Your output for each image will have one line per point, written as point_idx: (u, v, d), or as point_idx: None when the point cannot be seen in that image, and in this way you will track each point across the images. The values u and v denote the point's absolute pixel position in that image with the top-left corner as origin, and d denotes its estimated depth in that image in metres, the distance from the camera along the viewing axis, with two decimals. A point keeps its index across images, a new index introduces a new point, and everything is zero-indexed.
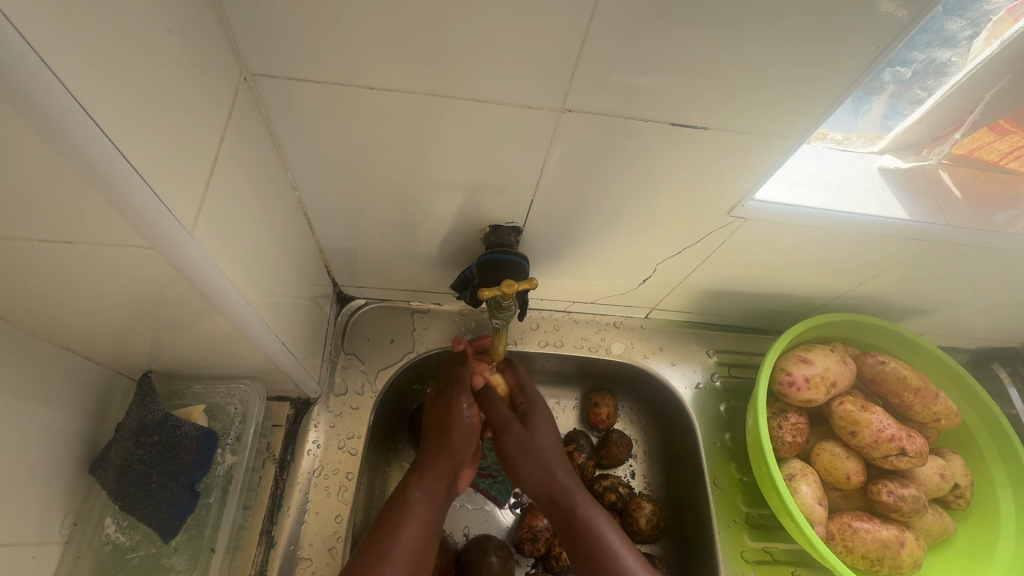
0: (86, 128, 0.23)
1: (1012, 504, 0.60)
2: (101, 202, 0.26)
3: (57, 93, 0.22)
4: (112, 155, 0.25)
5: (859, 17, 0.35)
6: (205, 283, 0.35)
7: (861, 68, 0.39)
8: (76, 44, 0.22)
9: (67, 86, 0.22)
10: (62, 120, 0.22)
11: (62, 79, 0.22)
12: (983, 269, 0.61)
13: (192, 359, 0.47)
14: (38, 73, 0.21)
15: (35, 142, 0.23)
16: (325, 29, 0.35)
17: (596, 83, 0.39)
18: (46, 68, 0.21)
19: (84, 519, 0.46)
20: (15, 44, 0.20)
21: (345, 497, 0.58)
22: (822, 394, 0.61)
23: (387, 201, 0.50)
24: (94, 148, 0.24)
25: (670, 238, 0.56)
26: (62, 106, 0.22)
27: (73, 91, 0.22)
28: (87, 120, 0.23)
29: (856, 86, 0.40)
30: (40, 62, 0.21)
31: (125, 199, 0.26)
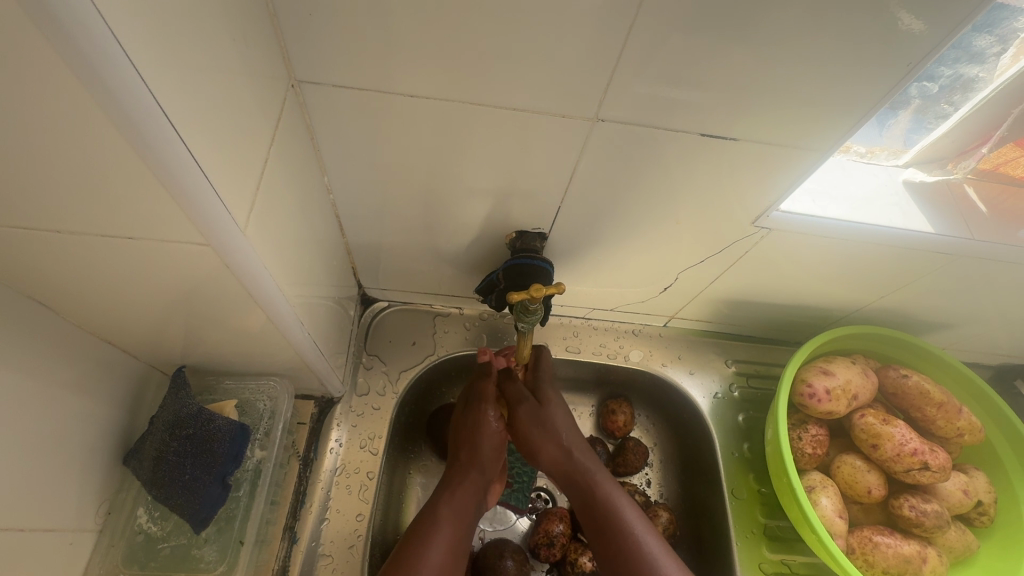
0: (163, 126, 0.25)
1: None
2: (166, 198, 0.28)
3: (141, 93, 0.23)
4: (181, 155, 0.26)
5: (891, 35, 0.36)
6: (250, 280, 0.36)
7: (893, 82, 0.39)
8: (157, 55, 0.24)
9: (150, 89, 0.23)
10: (142, 121, 0.24)
11: (146, 81, 0.23)
12: (1009, 285, 0.60)
13: (225, 355, 0.48)
14: (125, 73, 0.22)
15: (113, 138, 0.24)
16: (370, 40, 0.36)
17: (629, 95, 0.40)
18: (134, 70, 0.22)
19: (118, 508, 0.47)
20: (110, 46, 0.21)
21: (366, 496, 0.59)
22: (843, 405, 0.61)
23: (417, 205, 0.52)
24: (167, 147, 0.25)
25: (692, 248, 0.57)
26: (143, 109, 0.23)
27: (154, 91, 0.24)
28: (163, 119, 0.25)
29: (884, 101, 0.41)
30: (130, 62, 0.22)
31: (188, 196, 0.28)
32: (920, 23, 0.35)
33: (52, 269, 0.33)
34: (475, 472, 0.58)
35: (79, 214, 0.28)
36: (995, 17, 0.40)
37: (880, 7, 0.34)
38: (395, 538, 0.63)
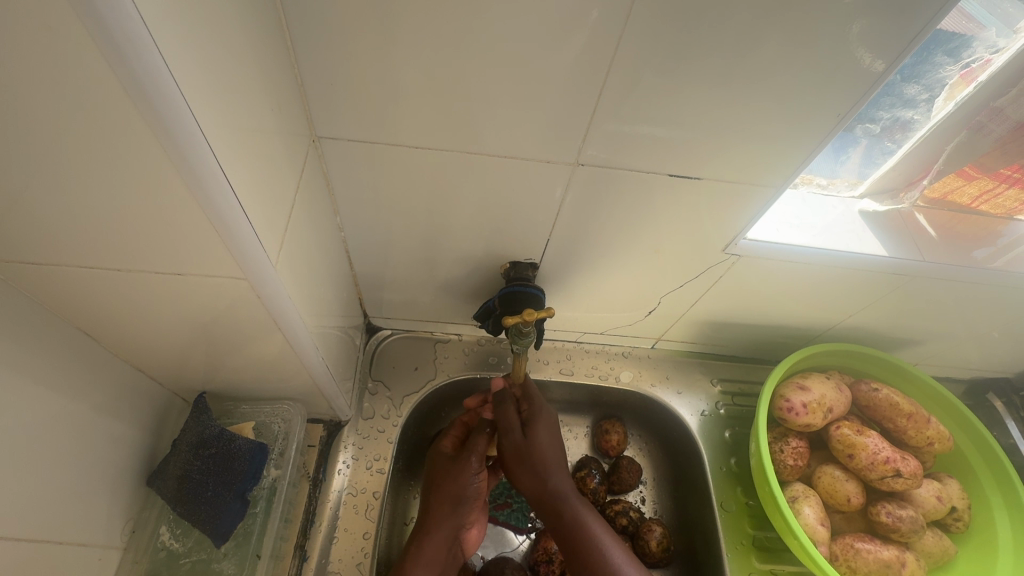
0: (219, 183, 0.30)
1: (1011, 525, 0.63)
2: (217, 241, 0.33)
3: (212, 166, 0.29)
4: (236, 213, 0.32)
5: (833, 83, 0.41)
6: (276, 309, 0.41)
7: (828, 127, 0.45)
8: (218, 127, 0.30)
9: (218, 162, 0.30)
10: (210, 188, 0.30)
11: (216, 156, 0.29)
12: (967, 302, 0.66)
13: (245, 380, 0.52)
14: (199, 145, 0.28)
15: (181, 195, 0.30)
16: (381, 99, 0.42)
17: (606, 140, 0.45)
18: (210, 150, 0.29)
19: (141, 527, 0.50)
20: (184, 114, 0.26)
21: (372, 515, 0.62)
22: (820, 418, 0.65)
23: (421, 241, 0.57)
24: (226, 206, 0.31)
25: (673, 276, 0.62)
26: (213, 180, 0.29)
27: (215, 153, 0.29)
28: (222, 180, 0.30)
29: (828, 142, 0.46)
30: (202, 135, 0.28)
31: (237, 242, 0.33)
32: (867, 61, 0.40)
33: (105, 302, 0.38)
34: (447, 521, 0.61)
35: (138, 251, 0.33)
36: (918, 70, 0.47)
37: (816, 68, 0.40)
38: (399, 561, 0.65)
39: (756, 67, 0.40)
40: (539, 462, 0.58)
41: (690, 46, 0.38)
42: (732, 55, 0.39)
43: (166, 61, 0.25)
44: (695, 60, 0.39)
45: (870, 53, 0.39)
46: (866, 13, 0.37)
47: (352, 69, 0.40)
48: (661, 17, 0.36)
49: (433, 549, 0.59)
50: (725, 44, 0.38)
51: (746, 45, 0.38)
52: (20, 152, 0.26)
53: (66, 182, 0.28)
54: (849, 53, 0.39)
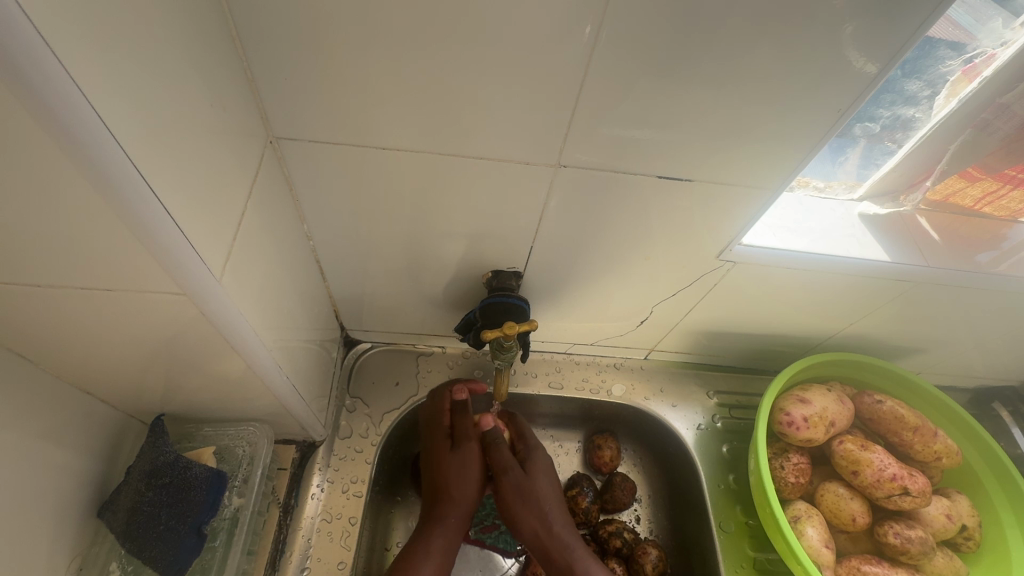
0: (149, 201, 0.27)
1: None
2: (153, 262, 0.30)
3: (138, 184, 0.26)
4: (172, 232, 0.29)
5: (834, 74, 0.38)
6: (227, 329, 0.37)
7: (825, 127, 0.42)
8: (142, 134, 0.26)
9: (146, 179, 0.27)
10: (139, 209, 0.27)
11: (143, 172, 0.26)
12: (972, 309, 0.63)
13: (205, 401, 0.49)
14: (118, 163, 0.25)
15: (104, 212, 0.26)
16: (343, 98, 0.39)
17: (590, 141, 0.42)
18: (134, 167, 0.26)
19: (92, 563, 0.46)
20: (81, 107, 0.23)
21: (348, 543, 0.58)
22: (822, 433, 0.62)
23: (396, 251, 0.53)
24: (158, 225, 0.28)
25: (666, 286, 0.58)
26: (142, 200, 0.27)
27: (142, 171, 0.26)
28: (152, 198, 0.27)
29: (823, 142, 0.43)
30: (123, 151, 0.25)
31: (177, 263, 0.30)
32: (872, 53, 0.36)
33: (35, 323, 0.35)
34: (458, 505, 0.59)
35: (57, 268, 0.30)
36: (920, 65, 0.44)
37: (816, 59, 0.36)
38: None
39: (749, 61, 0.36)
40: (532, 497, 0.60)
41: (677, 37, 0.35)
42: (725, 47, 0.36)
43: (67, 68, 0.22)
44: (684, 52, 0.36)
45: (871, 47, 0.36)
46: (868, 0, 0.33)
47: (307, 64, 0.36)
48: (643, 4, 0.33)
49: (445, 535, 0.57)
50: (715, 33, 0.35)
51: (740, 35, 0.35)
52: None
53: None
54: (850, 44, 0.36)
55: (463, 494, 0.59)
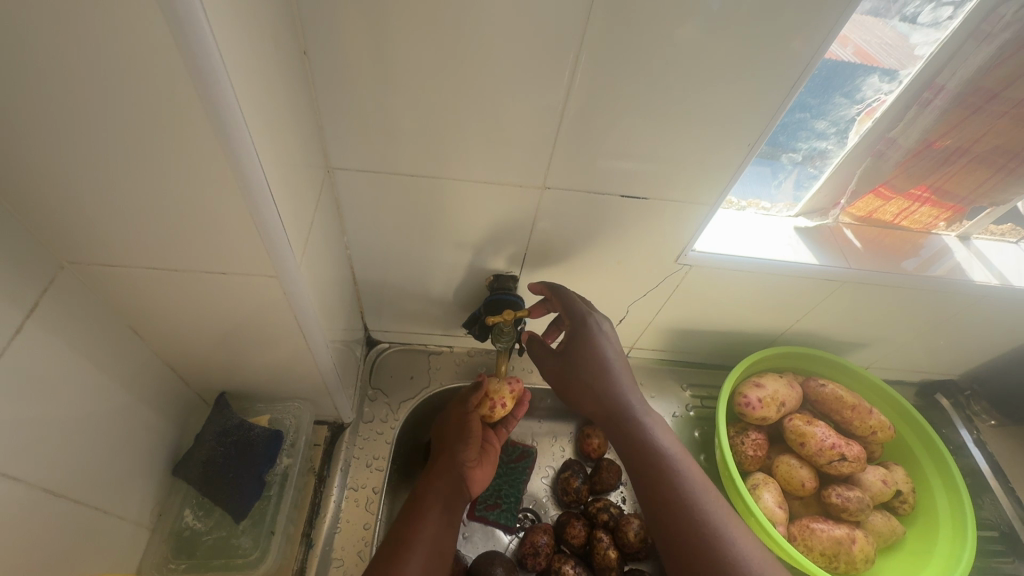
0: (275, 219, 0.39)
1: (954, 512, 0.68)
2: (263, 257, 0.42)
3: (272, 208, 0.38)
4: (282, 239, 0.41)
5: (761, 118, 0.48)
6: (301, 312, 0.49)
7: (740, 154, 0.51)
8: (273, 171, 0.38)
9: (276, 204, 0.39)
10: (269, 223, 0.39)
11: (275, 199, 0.38)
12: (899, 307, 0.75)
13: (262, 378, 0.60)
14: (264, 193, 0.37)
15: (239, 221, 0.38)
16: (385, 139, 0.50)
17: (575, 170, 0.53)
18: (272, 196, 0.38)
19: (166, 511, 0.56)
20: (252, 159, 0.34)
21: (372, 508, 0.68)
22: (774, 412, 0.73)
23: (418, 260, 0.65)
24: (276, 235, 0.40)
25: (639, 288, 0.70)
26: (272, 218, 0.39)
27: (274, 198, 0.38)
28: (277, 217, 0.39)
29: (748, 160, 0.52)
30: (267, 185, 0.37)
31: (281, 260, 0.42)
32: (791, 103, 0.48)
33: (154, 303, 0.47)
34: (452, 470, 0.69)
35: (186, 258, 0.41)
36: (824, 108, 0.58)
37: (750, 110, 0.48)
38: None
39: (700, 116, 0.48)
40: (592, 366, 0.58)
41: (642, 94, 0.46)
42: (680, 101, 0.47)
43: (250, 134, 0.33)
44: (648, 104, 0.47)
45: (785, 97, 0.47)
46: (798, 81, 0.45)
47: (362, 117, 0.48)
48: (618, 76, 0.44)
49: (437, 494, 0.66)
50: (673, 92, 0.46)
51: (690, 92, 0.46)
52: (117, 180, 0.35)
53: (143, 204, 0.36)
54: (776, 101, 0.47)
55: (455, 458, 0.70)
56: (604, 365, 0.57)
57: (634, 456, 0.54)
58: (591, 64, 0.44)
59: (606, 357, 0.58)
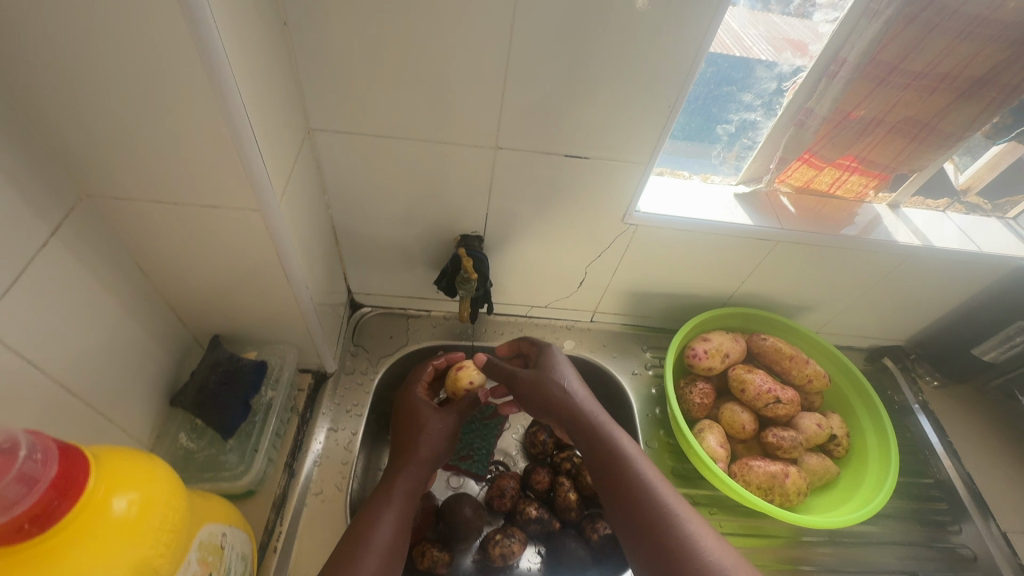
0: (256, 157, 0.47)
1: (880, 477, 0.72)
2: (248, 194, 0.49)
3: (252, 147, 0.46)
4: (263, 177, 0.48)
5: (678, 81, 0.56)
6: (283, 252, 0.57)
7: (665, 115, 0.59)
8: (256, 117, 0.46)
9: (257, 145, 0.46)
10: (251, 161, 0.46)
11: (256, 140, 0.46)
12: (834, 268, 0.82)
13: (251, 322, 0.67)
14: (245, 132, 0.44)
15: (226, 159, 0.46)
16: (357, 104, 0.58)
17: (523, 131, 0.61)
18: (252, 137, 0.45)
19: (163, 435, 0.63)
20: (234, 100, 0.42)
21: (350, 447, 0.75)
22: (719, 362, 0.79)
23: (392, 221, 0.73)
24: (258, 173, 0.48)
25: (594, 248, 0.77)
26: (253, 156, 0.46)
27: (255, 138, 0.46)
28: (257, 157, 0.47)
29: (672, 120, 0.60)
30: (248, 126, 0.45)
31: (264, 198, 0.50)
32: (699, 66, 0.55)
33: (156, 240, 0.54)
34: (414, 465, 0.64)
35: (184, 193, 0.49)
36: (748, 83, 0.66)
37: (667, 75, 0.55)
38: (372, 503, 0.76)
39: (626, 80, 0.56)
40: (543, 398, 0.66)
41: (573, 59, 0.54)
42: (606, 65, 0.54)
43: (233, 78, 0.41)
44: (579, 68, 0.55)
45: (697, 61, 0.54)
46: (706, 45, 0.53)
47: (337, 82, 0.56)
48: (552, 44, 0.52)
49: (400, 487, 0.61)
50: (599, 58, 0.54)
51: (613, 57, 0.54)
52: (127, 119, 0.43)
53: (148, 141, 0.44)
54: (690, 66, 0.55)
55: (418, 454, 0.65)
56: (561, 399, 0.65)
57: (618, 472, 0.56)
58: (526, 33, 0.52)
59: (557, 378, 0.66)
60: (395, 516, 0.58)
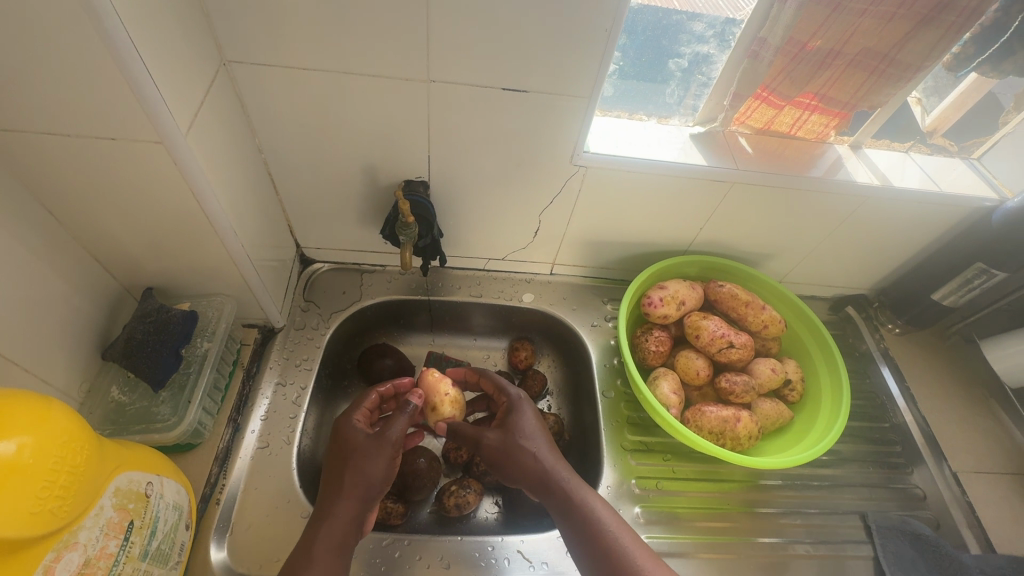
0: (146, 80, 0.43)
1: (831, 422, 0.72)
2: (146, 125, 0.46)
3: (137, 66, 0.42)
4: (158, 103, 0.45)
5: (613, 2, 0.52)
6: (201, 194, 0.53)
7: (603, 42, 0.56)
8: (141, 34, 0.42)
9: (143, 64, 0.42)
10: (140, 83, 0.43)
11: (141, 58, 0.42)
12: (794, 213, 0.80)
13: (183, 274, 0.64)
14: (126, 48, 0.41)
15: (111, 82, 0.42)
16: (272, 32, 0.54)
17: (454, 61, 0.57)
18: (135, 54, 0.41)
19: (96, 389, 0.61)
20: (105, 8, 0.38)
21: (299, 400, 0.73)
22: (675, 310, 0.78)
23: (332, 166, 0.70)
24: (151, 98, 0.44)
25: (545, 194, 0.75)
26: (141, 76, 0.42)
27: (141, 57, 0.42)
28: (147, 79, 0.43)
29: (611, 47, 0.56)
30: (129, 41, 0.41)
31: (165, 128, 0.46)
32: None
33: (60, 183, 0.51)
34: (356, 501, 0.56)
35: (75, 124, 0.45)
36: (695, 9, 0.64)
37: None
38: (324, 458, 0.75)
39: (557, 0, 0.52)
40: (515, 464, 0.59)
41: None
42: None
43: None
44: None
45: None
46: None
47: (245, 6, 0.52)
48: None
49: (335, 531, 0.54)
50: None
51: None
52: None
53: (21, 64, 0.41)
54: None
55: (365, 489, 0.57)
56: (540, 465, 0.59)
57: (592, 547, 0.53)
58: None
59: (529, 445, 0.60)
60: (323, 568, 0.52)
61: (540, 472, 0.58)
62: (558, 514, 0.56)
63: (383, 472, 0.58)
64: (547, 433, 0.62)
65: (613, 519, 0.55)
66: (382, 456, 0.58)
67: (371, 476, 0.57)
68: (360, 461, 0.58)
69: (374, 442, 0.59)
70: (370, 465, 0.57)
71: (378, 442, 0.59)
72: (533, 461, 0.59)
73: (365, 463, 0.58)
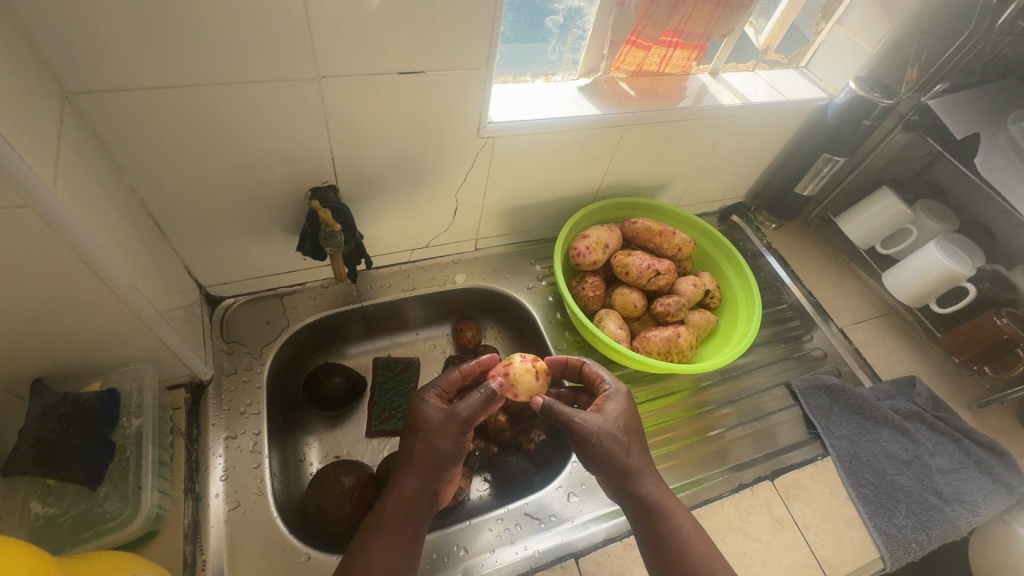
0: None
1: (750, 316, 0.83)
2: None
3: None
4: (9, 155, 0.37)
5: None
6: (85, 251, 0.45)
7: (490, 10, 0.56)
8: None
9: None
10: None
11: None
12: (679, 143, 0.88)
13: (79, 350, 0.55)
14: None
15: None
16: (121, 50, 0.46)
17: (342, 53, 0.54)
18: None
19: (8, 510, 0.51)
20: None
21: (257, 447, 0.68)
22: (601, 254, 0.83)
23: (224, 189, 0.63)
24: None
25: (457, 172, 0.74)
26: None
27: None
28: None
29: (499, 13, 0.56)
30: None
31: (24, 183, 0.39)
32: None
33: None
34: (429, 477, 0.57)
35: None
36: None
37: None
38: (300, 496, 0.72)
39: None
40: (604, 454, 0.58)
41: None
42: None
43: None
44: None
45: None
46: None
47: (80, 23, 0.43)
48: None
49: (408, 501, 0.55)
50: None
51: None
52: None
53: None
54: None
55: (438, 465, 0.57)
56: (625, 459, 0.58)
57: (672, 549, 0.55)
58: None
59: (620, 434, 0.59)
60: (392, 539, 0.54)
61: (626, 466, 0.58)
62: (639, 510, 0.58)
63: (451, 449, 0.57)
64: (635, 420, 0.61)
65: (686, 519, 0.58)
66: (451, 431, 0.57)
67: (442, 452, 0.57)
68: (431, 434, 0.57)
69: (447, 418, 0.58)
70: (439, 441, 0.57)
71: (453, 419, 0.58)
72: (618, 453, 0.58)
73: (437, 441, 0.57)
